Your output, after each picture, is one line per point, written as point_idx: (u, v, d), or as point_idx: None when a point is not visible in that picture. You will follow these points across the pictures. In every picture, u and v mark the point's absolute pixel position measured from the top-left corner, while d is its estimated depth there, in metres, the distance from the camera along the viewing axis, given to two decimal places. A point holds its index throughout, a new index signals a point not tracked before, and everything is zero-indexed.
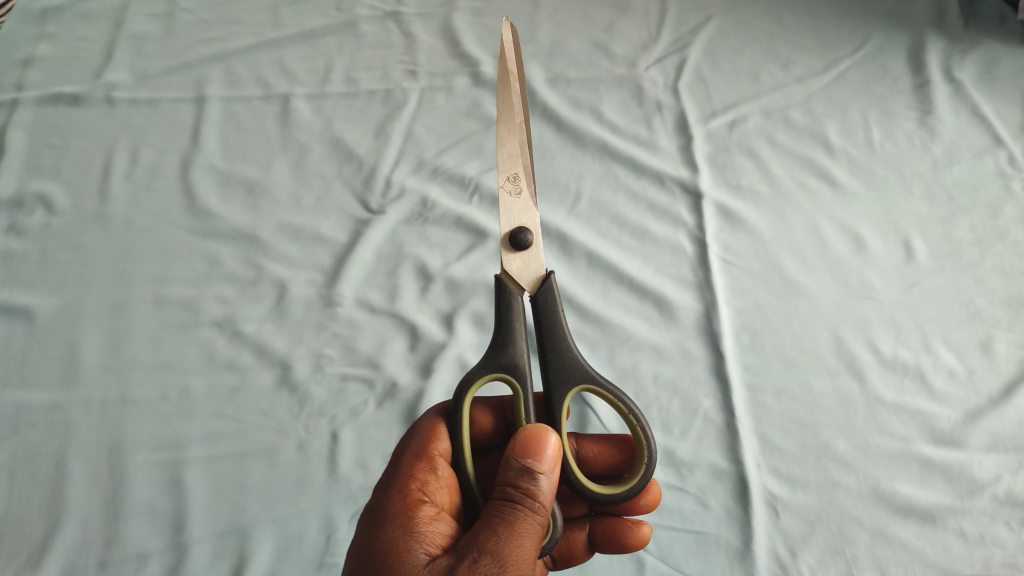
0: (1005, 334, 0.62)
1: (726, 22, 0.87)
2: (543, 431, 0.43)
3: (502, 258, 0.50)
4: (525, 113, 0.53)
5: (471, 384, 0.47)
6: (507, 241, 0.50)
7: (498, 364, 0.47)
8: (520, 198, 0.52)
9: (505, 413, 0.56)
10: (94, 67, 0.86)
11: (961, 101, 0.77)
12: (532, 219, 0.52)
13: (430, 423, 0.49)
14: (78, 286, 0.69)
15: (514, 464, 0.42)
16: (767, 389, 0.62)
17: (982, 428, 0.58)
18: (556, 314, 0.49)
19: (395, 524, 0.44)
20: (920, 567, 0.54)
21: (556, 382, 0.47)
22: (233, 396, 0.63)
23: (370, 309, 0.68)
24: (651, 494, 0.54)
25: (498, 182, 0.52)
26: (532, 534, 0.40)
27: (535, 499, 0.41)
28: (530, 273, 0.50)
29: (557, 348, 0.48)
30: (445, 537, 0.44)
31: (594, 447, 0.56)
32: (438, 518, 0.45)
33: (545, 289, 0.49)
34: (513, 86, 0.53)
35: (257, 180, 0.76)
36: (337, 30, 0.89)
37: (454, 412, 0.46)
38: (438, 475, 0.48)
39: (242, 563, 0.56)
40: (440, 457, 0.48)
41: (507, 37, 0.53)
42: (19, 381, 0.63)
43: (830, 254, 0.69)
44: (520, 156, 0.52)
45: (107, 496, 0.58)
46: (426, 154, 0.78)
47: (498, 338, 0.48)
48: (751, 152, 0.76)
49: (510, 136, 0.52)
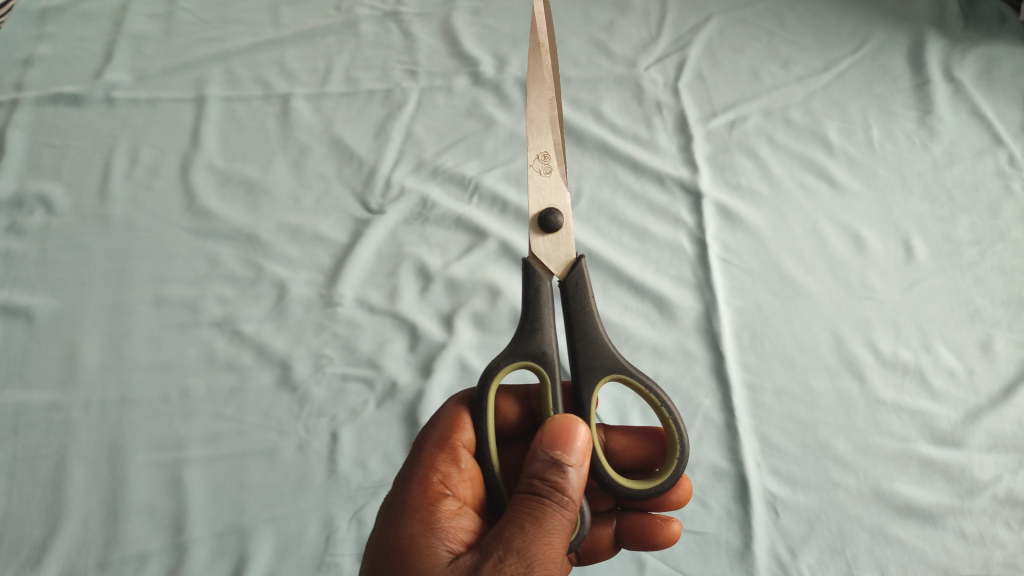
0: (1005, 334, 0.62)
1: (726, 21, 0.87)
2: (572, 423, 0.42)
3: (530, 241, 0.50)
4: (557, 85, 0.53)
5: (497, 371, 0.46)
6: (536, 223, 0.50)
7: (524, 351, 0.47)
8: (550, 177, 0.51)
9: (530, 403, 0.56)
10: (95, 66, 0.86)
11: (962, 101, 0.77)
12: (561, 199, 0.51)
13: (452, 413, 0.49)
14: (78, 287, 0.69)
15: (541, 456, 0.42)
16: (767, 389, 0.62)
17: (982, 428, 0.58)
18: (585, 302, 0.48)
19: (416, 519, 0.44)
20: (920, 567, 0.54)
21: (584, 370, 0.47)
22: (234, 396, 0.63)
23: (370, 309, 0.68)
24: (682, 489, 0.54)
25: (528, 160, 0.51)
26: (559, 530, 0.40)
27: (563, 493, 0.41)
28: (559, 256, 0.50)
29: (587, 335, 0.48)
30: (467, 533, 0.44)
31: (623, 440, 0.55)
32: (460, 513, 0.45)
33: (574, 274, 0.49)
34: (545, 60, 0.53)
35: (257, 180, 0.76)
36: (337, 30, 0.89)
37: (480, 400, 0.46)
38: (461, 468, 0.47)
39: (242, 563, 0.56)
40: (463, 448, 0.48)
41: (539, 8, 0.53)
42: (19, 381, 0.64)
43: (829, 254, 0.69)
44: (551, 133, 0.52)
45: (107, 496, 0.58)
46: (426, 154, 0.78)
47: (526, 324, 0.47)
48: (751, 152, 0.76)
49: (540, 110, 0.52)
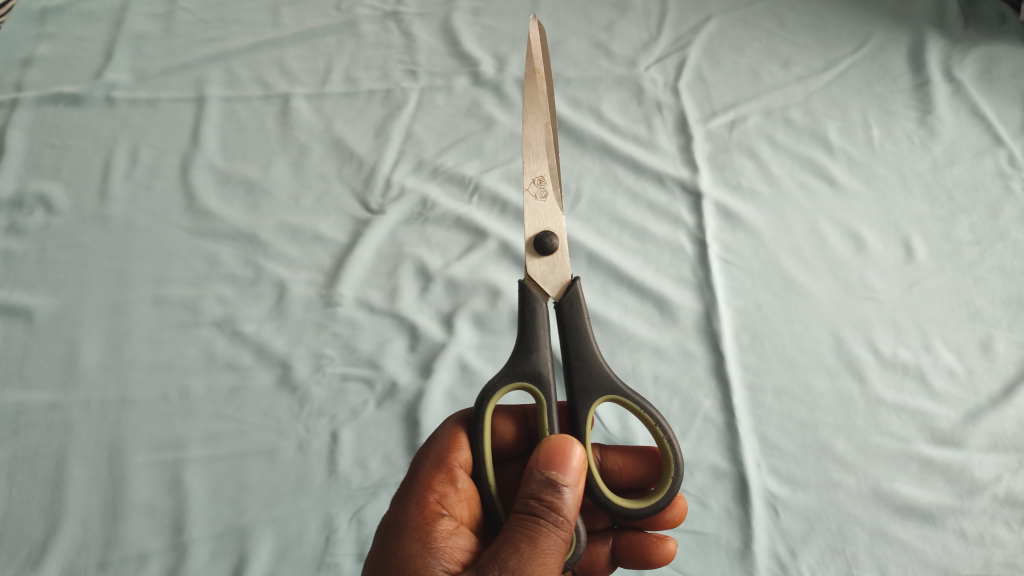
0: (1005, 334, 0.62)
1: (726, 21, 0.87)
2: (568, 442, 0.42)
3: (526, 264, 0.50)
4: (553, 111, 0.53)
5: (494, 393, 0.46)
6: (532, 245, 0.50)
7: (520, 372, 0.47)
8: (546, 201, 0.52)
9: (527, 422, 0.56)
10: (95, 66, 0.86)
11: (963, 101, 0.77)
12: (557, 222, 0.51)
13: (450, 433, 0.48)
14: (78, 286, 0.69)
15: (537, 476, 0.42)
16: (767, 389, 0.62)
17: (982, 428, 0.58)
18: (581, 323, 0.48)
19: (413, 539, 0.44)
20: (920, 567, 0.54)
21: (580, 392, 0.47)
22: (233, 396, 0.63)
23: (370, 309, 0.68)
24: (677, 508, 0.54)
25: (524, 185, 0.51)
26: (554, 551, 0.40)
27: (558, 513, 0.41)
28: (554, 278, 0.50)
29: (582, 356, 0.47)
30: (464, 552, 0.44)
31: (619, 459, 0.56)
32: (457, 532, 0.45)
33: (569, 295, 0.49)
34: (540, 86, 0.52)
35: (257, 180, 0.76)
36: (337, 30, 0.89)
37: (476, 420, 0.46)
38: (457, 488, 0.47)
39: (242, 563, 0.56)
40: (460, 468, 0.48)
41: (535, 35, 0.53)
42: (19, 381, 0.63)
43: (830, 254, 0.69)
44: (547, 158, 0.52)
45: (107, 496, 0.58)
46: (426, 154, 0.78)
47: (521, 345, 0.48)
48: (751, 152, 0.76)
49: (536, 135, 0.52)
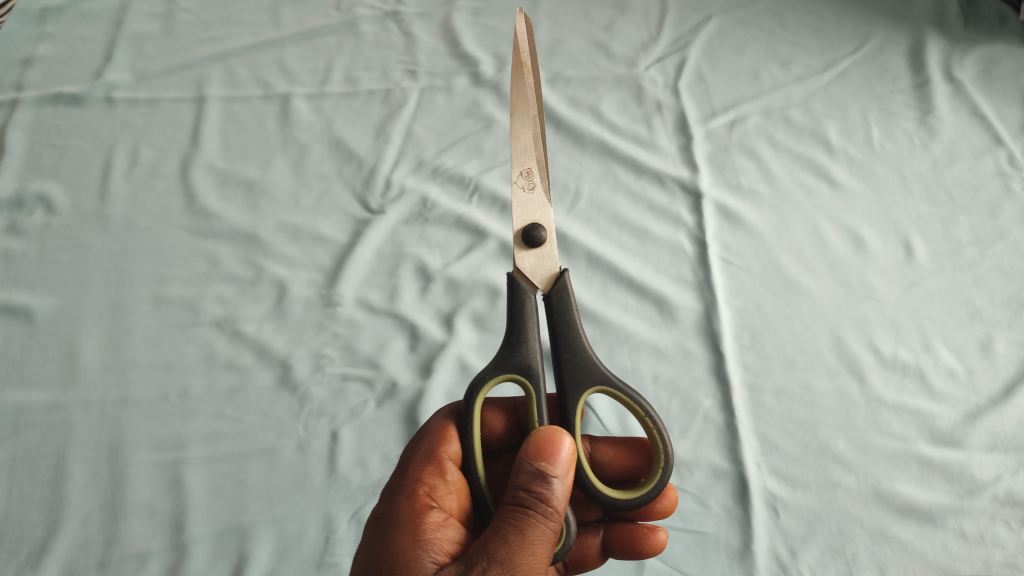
0: (1005, 334, 0.62)
1: (725, 21, 0.87)
2: (557, 435, 0.42)
3: (515, 256, 0.50)
4: (540, 104, 0.53)
5: (483, 384, 0.46)
6: (520, 238, 0.50)
7: (510, 365, 0.47)
8: (534, 193, 0.52)
9: (517, 415, 0.56)
10: (95, 66, 0.86)
11: (963, 101, 0.77)
12: (545, 215, 0.51)
13: (440, 426, 0.49)
14: (78, 286, 0.69)
15: (527, 468, 0.42)
16: (767, 389, 0.62)
17: (982, 428, 0.58)
18: (569, 315, 0.48)
19: (403, 532, 0.44)
20: (920, 567, 0.54)
21: (569, 384, 0.47)
22: (233, 396, 0.63)
23: (370, 309, 0.68)
24: (668, 499, 0.54)
25: (512, 177, 0.51)
26: (543, 541, 0.40)
27: (547, 504, 0.41)
28: (542, 270, 0.50)
29: (572, 349, 0.48)
30: (453, 544, 0.45)
31: (610, 451, 0.55)
32: (446, 524, 0.45)
33: (557, 287, 0.49)
34: (527, 79, 0.52)
35: (257, 180, 0.76)
36: (337, 30, 0.89)
37: (466, 413, 0.46)
38: (447, 480, 0.47)
39: (242, 563, 0.56)
40: (449, 460, 0.48)
41: (522, 28, 0.53)
42: (19, 381, 0.63)
43: (829, 253, 0.69)
44: (534, 151, 0.52)
45: (107, 496, 0.58)
46: (426, 154, 0.78)
47: (510, 337, 0.47)
48: (751, 152, 0.76)
49: (523, 128, 0.52)
